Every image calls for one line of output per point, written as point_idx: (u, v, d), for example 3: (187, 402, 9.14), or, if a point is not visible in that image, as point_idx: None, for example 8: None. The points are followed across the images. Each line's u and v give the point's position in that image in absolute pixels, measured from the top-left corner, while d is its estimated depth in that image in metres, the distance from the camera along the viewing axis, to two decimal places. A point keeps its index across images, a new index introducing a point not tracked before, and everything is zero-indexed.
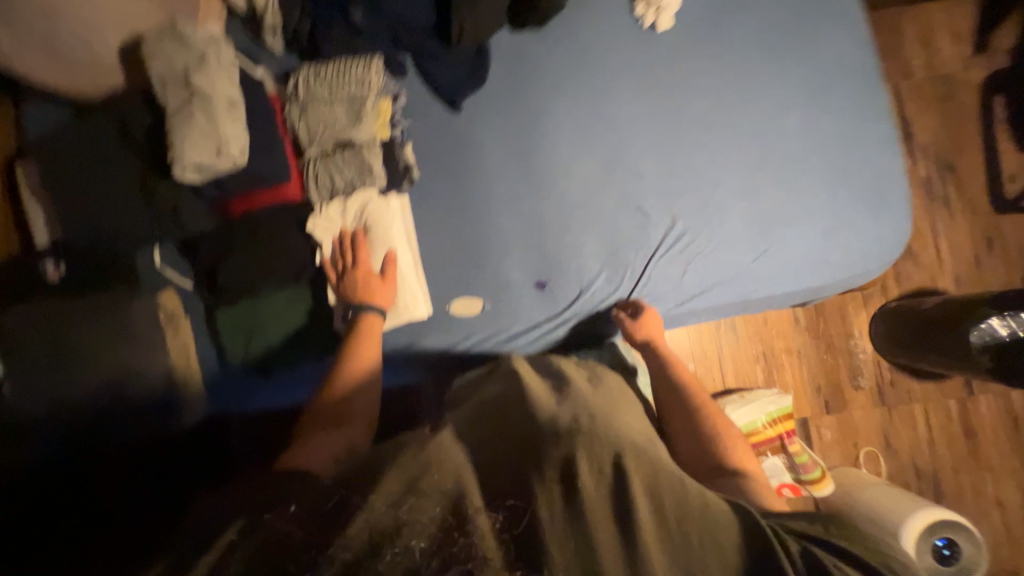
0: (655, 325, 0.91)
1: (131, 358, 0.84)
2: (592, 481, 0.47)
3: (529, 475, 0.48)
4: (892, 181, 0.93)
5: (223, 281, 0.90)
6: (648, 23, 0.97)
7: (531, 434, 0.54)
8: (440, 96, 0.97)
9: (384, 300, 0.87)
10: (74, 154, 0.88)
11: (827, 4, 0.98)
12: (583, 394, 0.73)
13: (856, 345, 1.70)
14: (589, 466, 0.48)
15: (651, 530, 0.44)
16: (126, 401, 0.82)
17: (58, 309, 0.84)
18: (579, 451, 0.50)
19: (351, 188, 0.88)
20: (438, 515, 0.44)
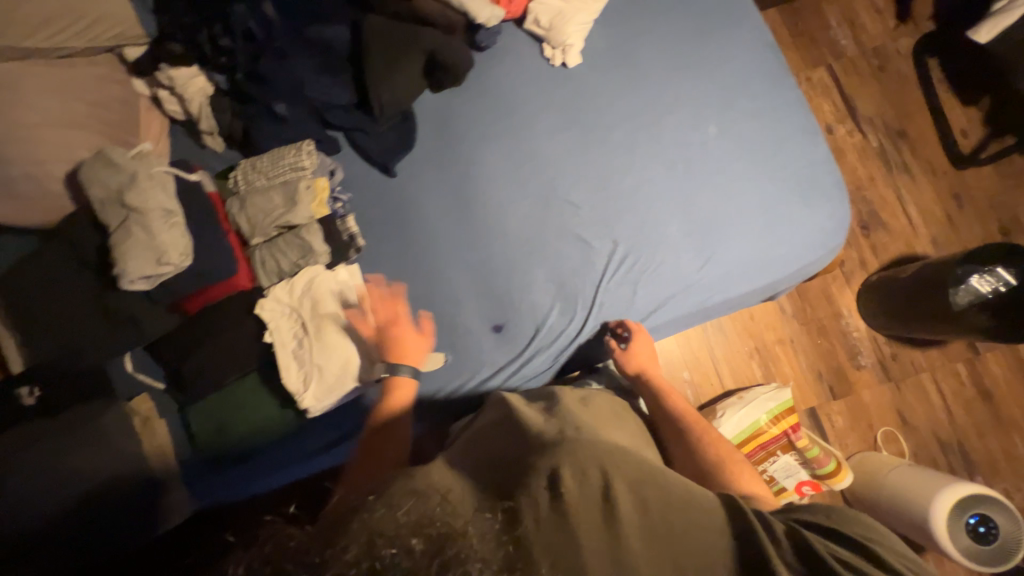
0: (644, 342, 0.92)
1: (123, 443, 0.89)
2: (585, 491, 0.54)
3: (525, 483, 0.54)
4: (820, 170, 0.95)
5: (188, 379, 0.92)
6: (558, 62, 1.02)
7: (523, 455, 0.62)
8: (375, 164, 1.01)
9: (415, 357, 0.88)
10: (40, 282, 0.91)
11: (725, 11, 1.02)
12: (570, 413, 0.74)
13: (849, 324, 1.66)
14: (583, 478, 0.56)
15: (636, 525, 0.53)
16: (128, 476, 0.88)
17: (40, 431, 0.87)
18: (564, 459, 0.58)
19: (298, 268, 0.91)
20: (434, 517, 0.47)
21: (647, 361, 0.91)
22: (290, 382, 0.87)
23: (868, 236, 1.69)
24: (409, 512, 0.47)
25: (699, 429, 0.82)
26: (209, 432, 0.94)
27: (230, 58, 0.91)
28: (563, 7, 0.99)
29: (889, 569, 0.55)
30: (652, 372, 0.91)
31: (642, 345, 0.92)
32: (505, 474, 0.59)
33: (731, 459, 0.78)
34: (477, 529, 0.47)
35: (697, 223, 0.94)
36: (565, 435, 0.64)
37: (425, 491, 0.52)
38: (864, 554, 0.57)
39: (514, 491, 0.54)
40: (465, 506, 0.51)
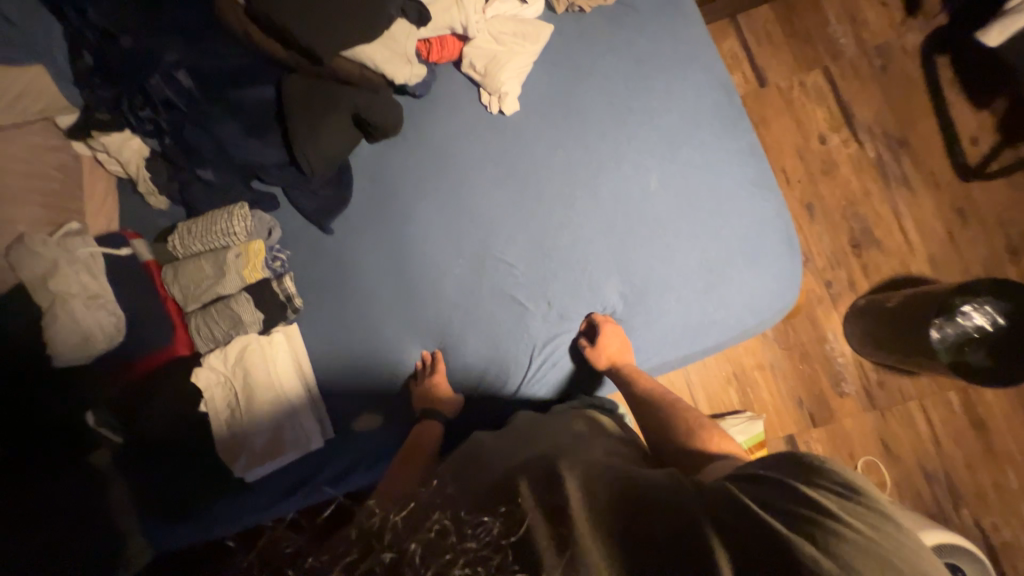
0: (612, 336, 0.89)
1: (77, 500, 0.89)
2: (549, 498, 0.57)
3: (489, 500, 0.59)
4: (768, 227, 0.89)
5: (139, 435, 0.96)
6: (495, 109, 0.97)
7: (512, 469, 0.66)
8: (312, 221, 1.00)
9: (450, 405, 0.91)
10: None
11: (675, 47, 0.94)
12: (555, 436, 0.76)
13: (833, 349, 1.58)
14: (546, 488, 0.58)
15: (587, 524, 0.53)
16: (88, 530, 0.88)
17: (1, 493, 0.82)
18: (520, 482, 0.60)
19: (230, 336, 0.93)
20: (431, 518, 0.54)
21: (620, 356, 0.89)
22: (221, 444, 0.89)
23: (859, 255, 1.59)
24: (417, 521, 0.54)
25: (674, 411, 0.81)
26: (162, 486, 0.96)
27: (155, 125, 0.90)
28: (497, 51, 0.94)
29: (833, 517, 0.52)
30: (625, 362, 0.89)
31: (612, 338, 0.89)
32: (498, 484, 0.63)
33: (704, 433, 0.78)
34: (473, 531, 0.52)
35: (635, 284, 0.91)
36: (529, 462, 0.66)
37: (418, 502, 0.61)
38: (797, 499, 0.55)
39: (508, 497, 0.58)
40: (466, 510, 0.57)
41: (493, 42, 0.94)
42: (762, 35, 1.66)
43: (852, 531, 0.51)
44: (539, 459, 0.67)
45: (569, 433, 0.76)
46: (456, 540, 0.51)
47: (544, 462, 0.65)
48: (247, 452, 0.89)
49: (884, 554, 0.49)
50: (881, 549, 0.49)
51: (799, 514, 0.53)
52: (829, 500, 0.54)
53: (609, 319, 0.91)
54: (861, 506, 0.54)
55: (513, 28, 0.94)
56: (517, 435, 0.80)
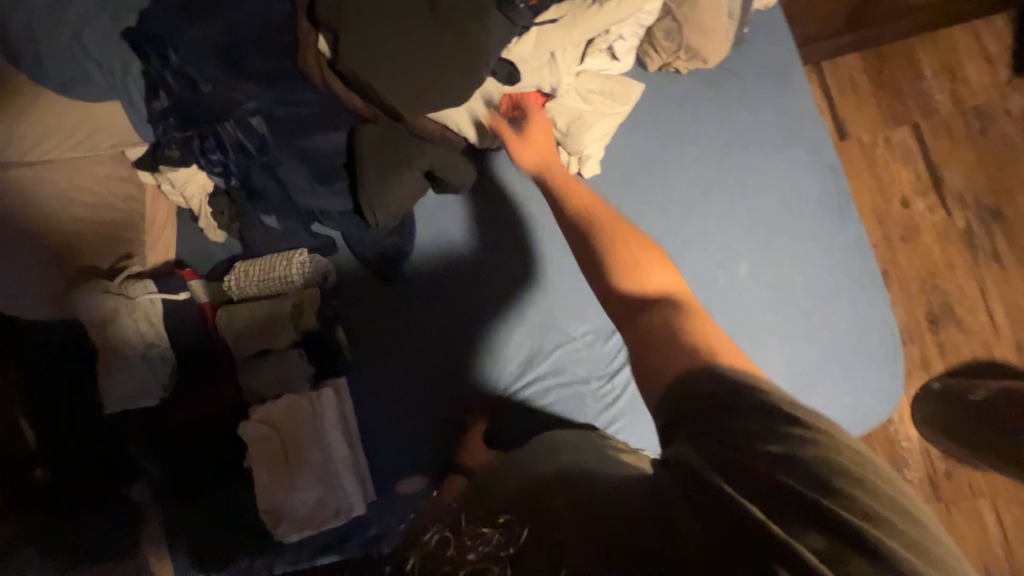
0: (538, 130, 0.86)
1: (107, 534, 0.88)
2: (535, 508, 0.58)
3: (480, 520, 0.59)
4: (868, 336, 0.81)
5: (176, 478, 0.93)
6: (573, 171, 0.91)
7: (510, 486, 0.66)
8: (371, 272, 0.96)
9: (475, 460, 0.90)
10: (53, 370, 0.94)
11: (778, 125, 0.87)
12: (567, 450, 0.73)
13: (898, 431, 1.45)
14: (542, 507, 0.58)
15: (573, 537, 0.52)
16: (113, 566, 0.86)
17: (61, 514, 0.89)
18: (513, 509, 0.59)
19: (281, 388, 0.90)
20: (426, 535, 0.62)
21: (548, 151, 0.85)
22: (261, 503, 0.85)
23: (936, 331, 1.46)
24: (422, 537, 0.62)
25: (602, 224, 0.75)
26: (194, 528, 0.91)
27: (223, 167, 0.88)
28: (584, 112, 0.87)
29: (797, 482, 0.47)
30: (552, 165, 0.85)
31: (537, 129, 0.86)
32: (498, 500, 0.64)
33: (632, 260, 0.71)
34: (472, 543, 0.54)
35: None
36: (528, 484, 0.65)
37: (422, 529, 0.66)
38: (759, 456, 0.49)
39: (506, 509, 0.60)
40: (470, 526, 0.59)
41: (581, 100, 0.86)
42: (848, 84, 1.55)
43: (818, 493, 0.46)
44: (534, 475, 0.67)
45: (564, 445, 0.75)
46: (456, 554, 0.53)
47: (535, 477, 0.66)
48: (286, 518, 0.85)
49: (853, 509, 0.45)
50: (845, 500, 0.46)
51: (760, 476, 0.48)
52: (785, 450, 0.49)
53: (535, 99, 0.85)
54: (824, 450, 0.49)
55: (601, 85, 0.87)
56: (521, 455, 0.79)
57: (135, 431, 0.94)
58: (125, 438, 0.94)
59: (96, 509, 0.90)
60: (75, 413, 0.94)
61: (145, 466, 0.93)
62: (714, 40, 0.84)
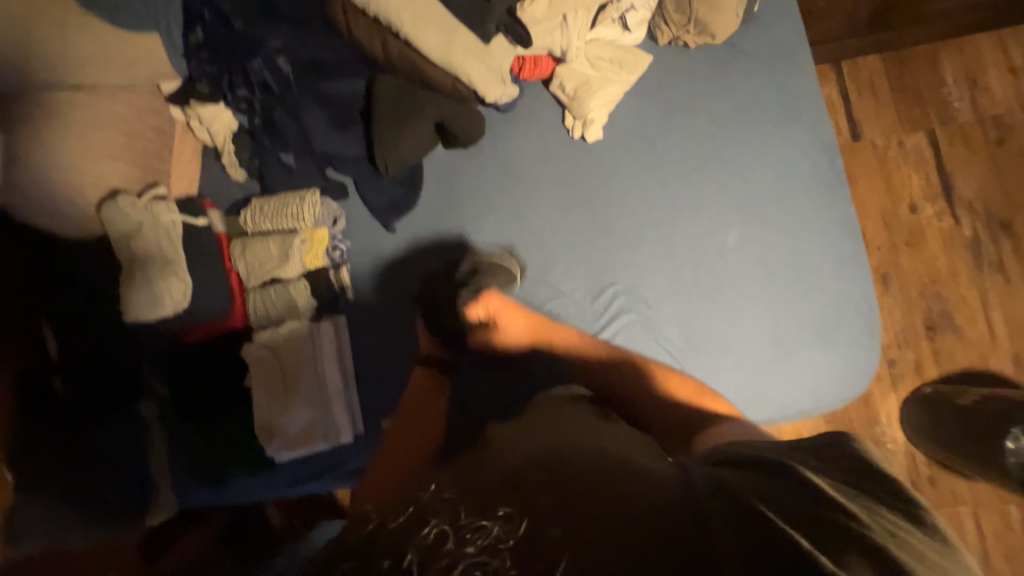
0: (506, 314, 0.85)
1: (114, 439, 0.96)
2: (558, 493, 0.49)
3: (498, 486, 0.51)
4: (847, 312, 0.83)
5: (183, 397, 1.00)
6: (577, 136, 0.94)
7: (501, 461, 0.56)
8: (376, 218, 0.99)
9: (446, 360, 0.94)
10: (77, 284, 1.00)
11: (778, 103, 0.89)
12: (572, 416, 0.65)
13: (884, 433, 1.46)
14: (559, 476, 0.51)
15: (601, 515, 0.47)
16: (121, 469, 0.95)
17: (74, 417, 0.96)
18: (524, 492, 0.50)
19: (283, 318, 0.96)
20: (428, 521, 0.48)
21: (541, 327, 0.86)
22: (256, 419, 0.92)
23: (933, 338, 1.46)
24: (417, 520, 0.48)
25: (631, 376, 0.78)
26: (196, 450, 0.98)
27: (247, 104, 0.96)
28: (593, 77, 0.91)
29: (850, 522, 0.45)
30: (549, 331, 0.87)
31: (507, 319, 0.85)
32: (480, 482, 0.52)
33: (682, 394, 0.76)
34: (474, 535, 0.46)
35: (696, 342, 0.85)
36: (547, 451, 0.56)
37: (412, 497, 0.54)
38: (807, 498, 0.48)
39: (519, 485, 0.51)
40: (470, 504, 0.49)
41: (590, 67, 0.91)
42: (866, 86, 1.55)
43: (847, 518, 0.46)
44: (544, 453, 0.55)
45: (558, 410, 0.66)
46: (454, 547, 0.45)
47: (541, 452, 0.56)
48: (279, 436, 0.92)
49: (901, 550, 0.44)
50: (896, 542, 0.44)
51: (817, 517, 0.46)
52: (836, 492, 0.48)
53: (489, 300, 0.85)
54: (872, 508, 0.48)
55: (611, 53, 0.91)
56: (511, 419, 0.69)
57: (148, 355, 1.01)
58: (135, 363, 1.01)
59: (100, 425, 0.96)
60: (96, 326, 1.00)
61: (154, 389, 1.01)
62: (722, 15, 0.87)
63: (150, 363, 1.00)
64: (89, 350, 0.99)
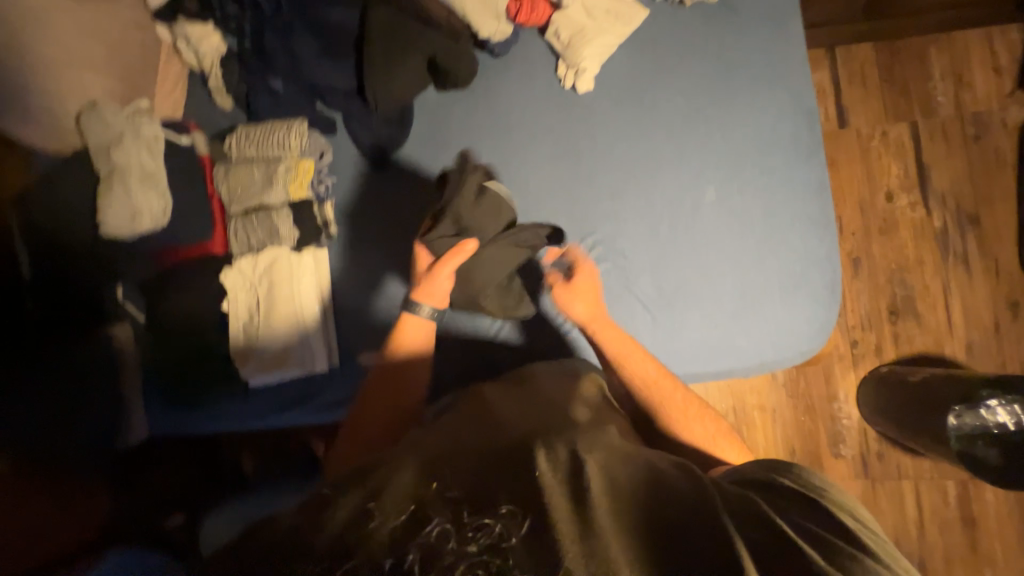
0: (586, 275, 0.87)
1: (81, 361, 0.94)
2: (558, 476, 0.48)
3: (499, 475, 0.49)
4: (813, 270, 0.87)
5: (160, 321, 0.99)
6: (568, 85, 0.95)
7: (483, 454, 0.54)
8: (364, 154, 1.00)
9: (429, 295, 0.85)
10: (36, 195, 0.93)
11: (766, 66, 0.91)
12: (573, 408, 0.66)
13: (840, 409, 1.53)
14: (565, 464, 0.50)
15: (608, 503, 0.46)
16: (87, 393, 0.94)
17: (34, 338, 0.92)
18: (525, 477, 0.48)
19: (262, 245, 0.95)
20: (428, 517, 0.44)
21: (597, 314, 0.85)
22: (234, 338, 0.95)
23: (895, 322, 1.53)
24: (416, 514, 0.45)
25: (651, 390, 0.80)
26: (169, 373, 0.99)
27: (237, 25, 0.96)
28: (587, 26, 0.92)
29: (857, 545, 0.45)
30: (599, 330, 0.84)
31: (584, 278, 0.87)
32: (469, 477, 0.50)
33: (686, 414, 0.79)
34: (472, 532, 0.43)
35: (669, 292, 0.88)
36: (550, 441, 0.55)
37: (402, 477, 0.50)
38: (812, 519, 0.49)
39: (522, 469, 0.49)
40: (472, 496, 0.47)
41: (585, 16, 0.93)
42: (857, 74, 1.58)
43: (839, 539, 0.46)
44: (528, 437, 0.56)
45: (537, 403, 0.68)
46: (454, 544, 0.42)
47: (523, 438, 0.56)
48: (252, 358, 0.94)
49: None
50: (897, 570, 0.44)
51: (819, 536, 0.46)
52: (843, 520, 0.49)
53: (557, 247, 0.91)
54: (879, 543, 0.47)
55: (610, 5, 0.93)
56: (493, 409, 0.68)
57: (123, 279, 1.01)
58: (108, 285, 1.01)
59: (66, 345, 0.94)
60: (54, 243, 0.94)
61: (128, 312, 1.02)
62: None
63: (122, 284, 1.00)
64: (51, 269, 0.94)
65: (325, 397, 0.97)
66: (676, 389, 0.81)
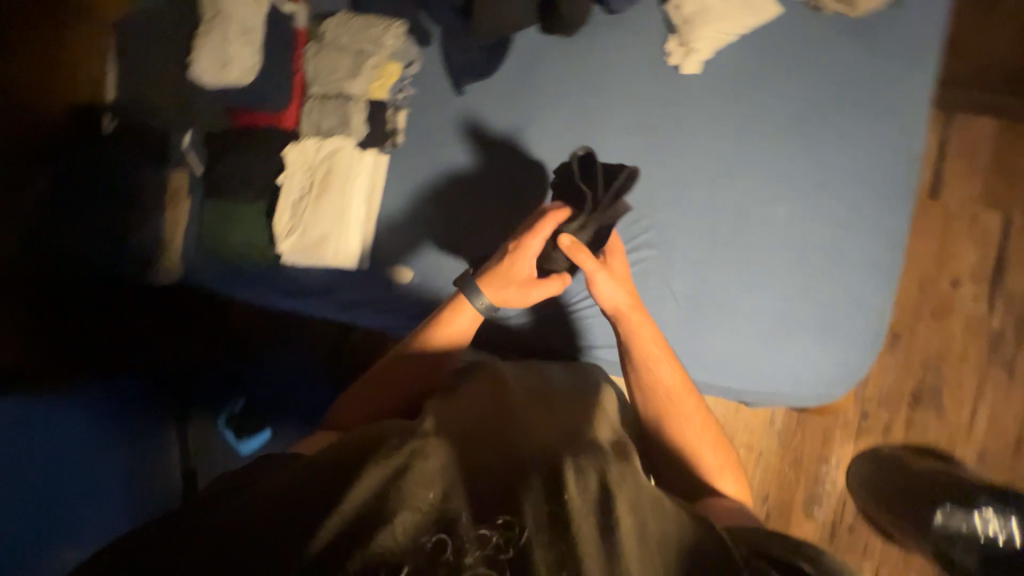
0: (619, 264, 0.83)
1: (144, 189, 1.05)
2: (587, 504, 0.49)
3: (522, 490, 0.50)
4: (859, 316, 0.83)
5: (213, 176, 1.03)
6: (673, 62, 0.91)
7: (499, 453, 0.55)
8: (449, 75, 0.99)
9: (497, 296, 0.82)
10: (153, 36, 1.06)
11: (886, 98, 0.85)
12: (601, 423, 0.65)
13: (827, 473, 1.49)
14: (592, 491, 0.50)
15: (630, 542, 0.47)
16: (141, 223, 1.04)
17: (115, 159, 1.05)
18: (546, 497, 0.49)
19: (331, 132, 0.97)
20: (439, 521, 0.46)
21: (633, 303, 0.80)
22: (278, 215, 0.97)
23: (914, 407, 1.48)
24: (432, 515, 0.47)
25: (666, 412, 0.77)
26: (209, 227, 1.03)
27: None
28: (713, 6, 0.89)
29: None
30: (629, 317, 0.80)
31: (618, 261, 0.83)
32: (486, 480, 0.51)
33: (698, 444, 0.76)
34: (475, 543, 0.45)
35: (706, 295, 0.87)
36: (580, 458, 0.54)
37: (425, 460, 0.51)
38: None
39: (549, 488, 0.49)
40: (488, 508, 0.48)
41: None
42: (968, 147, 1.47)
43: None
44: (557, 449, 0.55)
45: (565, 406, 0.68)
46: (453, 556, 0.44)
47: (549, 448, 0.55)
48: (287, 234, 0.96)
49: None
50: None
51: None
52: None
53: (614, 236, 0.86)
54: None
55: None
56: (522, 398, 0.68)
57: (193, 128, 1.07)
58: (178, 130, 1.07)
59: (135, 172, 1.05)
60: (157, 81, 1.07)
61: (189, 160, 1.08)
62: None
63: (189, 132, 1.04)
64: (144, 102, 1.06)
65: (344, 299, 0.98)
66: (695, 407, 0.78)
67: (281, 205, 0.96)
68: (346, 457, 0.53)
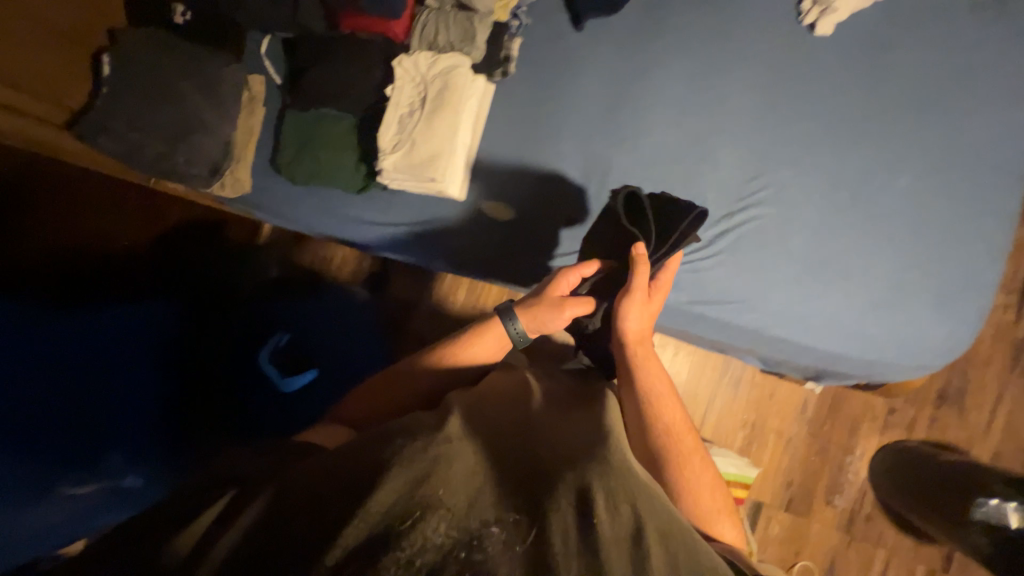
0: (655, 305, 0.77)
1: (206, 79, 0.94)
2: (618, 531, 0.38)
3: (546, 492, 0.40)
4: (970, 288, 0.85)
5: (304, 82, 0.96)
6: (807, 21, 0.90)
7: (519, 461, 0.45)
8: (569, 8, 0.95)
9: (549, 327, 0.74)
10: None
11: (1005, 82, 0.87)
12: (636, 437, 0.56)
13: (851, 463, 1.45)
14: (623, 518, 0.39)
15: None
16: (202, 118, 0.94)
17: (169, 43, 0.94)
18: (572, 511, 0.38)
19: (448, 49, 0.92)
20: (445, 528, 0.36)
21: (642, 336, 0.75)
22: (381, 130, 0.90)
23: (938, 406, 1.51)
24: (435, 521, 0.36)
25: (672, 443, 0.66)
26: (289, 139, 0.96)
27: None
28: None
29: None
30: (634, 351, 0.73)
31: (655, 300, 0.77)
32: (508, 485, 0.42)
33: (699, 482, 0.65)
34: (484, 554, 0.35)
35: (823, 257, 0.86)
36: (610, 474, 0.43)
37: (447, 462, 0.42)
38: None
39: (576, 505, 0.39)
40: (505, 512, 0.39)
41: None
42: None
43: None
44: (585, 462, 0.44)
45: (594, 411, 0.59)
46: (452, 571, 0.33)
47: (576, 463, 0.44)
48: (389, 153, 0.89)
49: None
50: None
51: None
52: None
53: (667, 271, 0.78)
54: None
55: None
56: (546, 399, 0.60)
57: (272, 35, 1.02)
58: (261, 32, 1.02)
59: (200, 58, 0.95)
60: None
61: (266, 71, 1.03)
62: None
63: (269, 39, 1.02)
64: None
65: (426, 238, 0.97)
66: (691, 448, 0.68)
67: (383, 125, 0.90)
68: (355, 454, 0.43)
